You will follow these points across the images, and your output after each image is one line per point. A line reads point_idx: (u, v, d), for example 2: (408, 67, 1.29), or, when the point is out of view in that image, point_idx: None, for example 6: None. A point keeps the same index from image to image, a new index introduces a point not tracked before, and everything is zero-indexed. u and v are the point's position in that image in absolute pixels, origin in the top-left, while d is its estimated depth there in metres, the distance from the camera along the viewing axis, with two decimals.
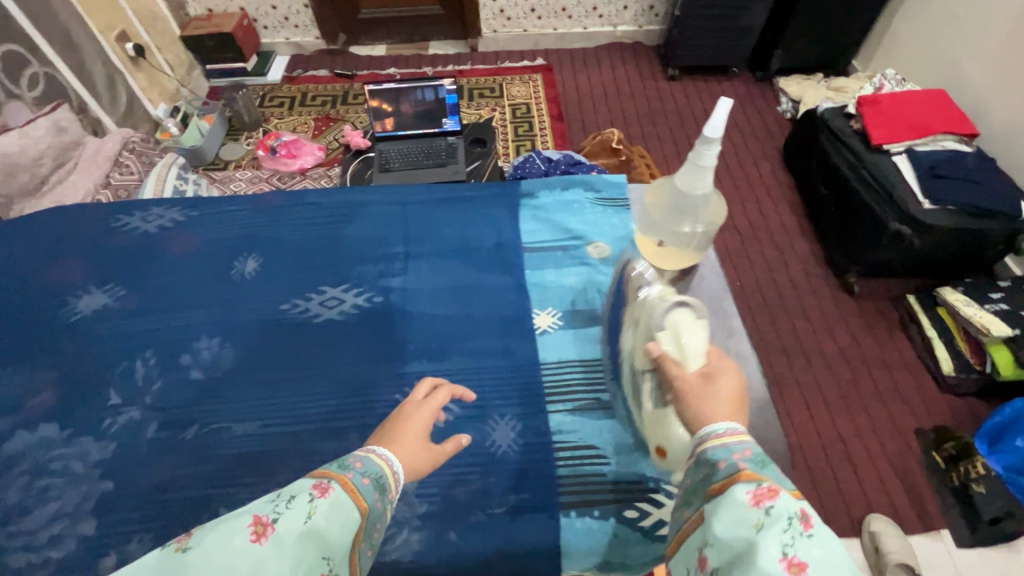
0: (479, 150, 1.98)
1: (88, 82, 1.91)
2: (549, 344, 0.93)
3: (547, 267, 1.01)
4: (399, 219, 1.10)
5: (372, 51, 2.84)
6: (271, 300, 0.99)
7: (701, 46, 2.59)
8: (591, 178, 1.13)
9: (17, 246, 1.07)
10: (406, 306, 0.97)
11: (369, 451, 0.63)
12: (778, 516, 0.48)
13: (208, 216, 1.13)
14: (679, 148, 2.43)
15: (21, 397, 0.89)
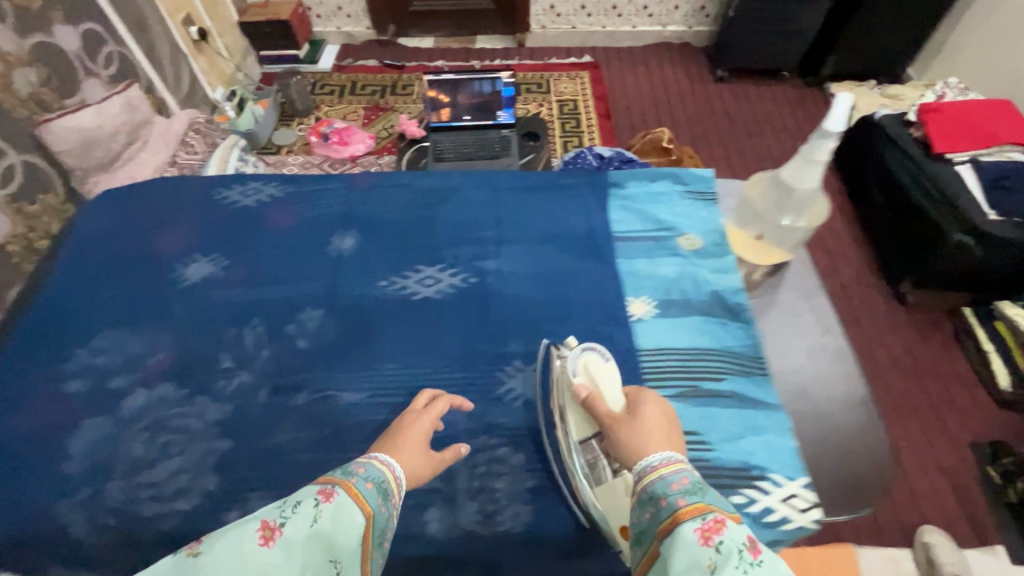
0: (532, 144, 1.99)
1: (157, 64, 1.97)
2: (646, 330, 0.91)
3: (638, 256, 1.01)
4: (491, 203, 1.12)
5: (420, 43, 2.87)
6: (371, 277, 1.01)
7: (755, 49, 2.56)
8: (678, 170, 1.13)
9: (129, 216, 1.13)
10: (501, 288, 0.99)
11: (372, 457, 0.67)
12: (728, 550, 0.48)
13: (305, 193, 1.15)
14: (733, 150, 2.40)
15: (140, 356, 0.93)
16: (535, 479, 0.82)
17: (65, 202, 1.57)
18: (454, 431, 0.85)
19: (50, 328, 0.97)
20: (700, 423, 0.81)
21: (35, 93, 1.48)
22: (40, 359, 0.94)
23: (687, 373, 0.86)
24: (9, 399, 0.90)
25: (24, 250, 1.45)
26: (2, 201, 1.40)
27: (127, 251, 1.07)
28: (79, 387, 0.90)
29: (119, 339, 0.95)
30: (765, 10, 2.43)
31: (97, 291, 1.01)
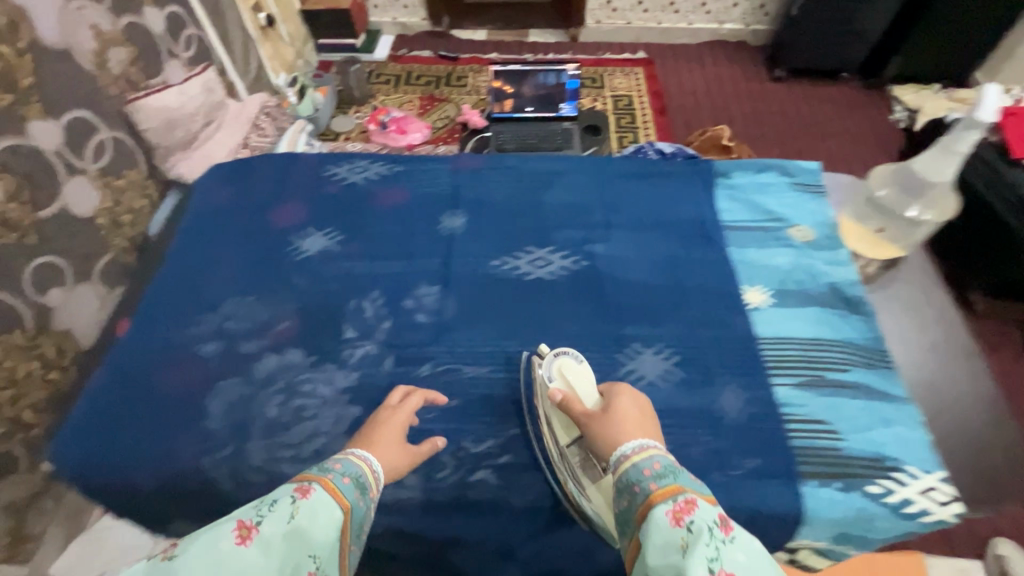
0: (594, 137, 1.98)
1: (229, 48, 2.02)
2: (765, 319, 0.93)
3: (749, 246, 1.03)
4: (597, 188, 1.13)
5: (473, 35, 2.88)
6: (485, 257, 1.03)
7: (816, 48, 2.51)
8: (784, 162, 1.14)
9: (244, 190, 1.16)
10: (613, 273, 1.00)
11: (350, 453, 0.72)
12: (699, 529, 0.55)
13: (411, 171, 1.18)
14: (795, 149, 2.36)
15: (268, 323, 0.96)
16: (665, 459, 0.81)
17: (147, 179, 1.61)
18: None
19: (179, 293, 1.01)
20: (828, 412, 0.83)
21: (126, 71, 1.53)
22: (172, 322, 0.97)
23: (809, 364, 0.88)
24: (145, 358, 0.93)
25: (111, 223, 1.49)
26: (94, 175, 1.44)
27: (244, 223, 1.10)
28: (214, 349, 0.93)
29: (246, 305, 0.98)
30: (828, 8, 2.36)
31: (221, 259, 1.05)
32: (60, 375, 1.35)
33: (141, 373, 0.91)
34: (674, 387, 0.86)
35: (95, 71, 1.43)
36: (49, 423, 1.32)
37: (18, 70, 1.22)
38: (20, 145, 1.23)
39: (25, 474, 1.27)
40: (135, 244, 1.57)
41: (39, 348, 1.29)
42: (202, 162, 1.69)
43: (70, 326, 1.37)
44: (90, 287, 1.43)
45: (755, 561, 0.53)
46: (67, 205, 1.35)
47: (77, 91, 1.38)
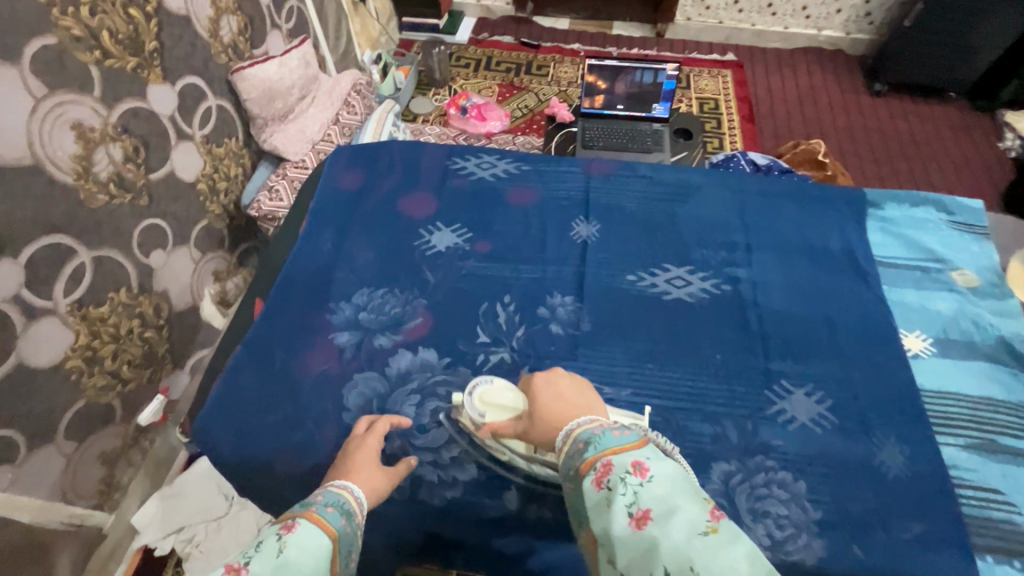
0: (684, 141, 1.93)
1: (323, 21, 2.02)
2: (925, 368, 0.91)
3: (907, 287, 1.01)
4: (737, 207, 1.10)
5: (555, 24, 2.80)
6: (620, 271, 1.01)
7: (926, 62, 2.33)
8: (941, 198, 1.13)
9: (369, 175, 1.16)
10: (757, 300, 0.97)
11: (331, 484, 0.69)
12: (614, 483, 0.59)
13: (540, 171, 1.17)
14: (900, 170, 2.23)
15: (400, 318, 0.95)
16: (823, 512, 0.76)
17: (242, 148, 1.63)
18: (723, 446, 0.81)
19: (310, 277, 1.01)
20: (1003, 480, 0.81)
21: (234, 40, 1.53)
22: (306, 305, 0.97)
23: (977, 425, 0.86)
24: (278, 339, 0.93)
25: (209, 189, 1.52)
26: (199, 142, 1.46)
27: (372, 210, 1.10)
28: (348, 340, 0.93)
29: (379, 296, 0.98)
30: (948, 21, 2.19)
31: (354, 246, 1.05)
32: (154, 335, 1.39)
33: (275, 353, 0.92)
34: (830, 434, 0.83)
35: (209, 39, 1.44)
36: (142, 378, 1.37)
37: (145, 34, 1.24)
38: (140, 108, 1.25)
39: (119, 426, 1.32)
40: (227, 212, 1.61)
41: (140, 307, 1.33)
42: (297, 135, 1.69)
43: (166, 287, 1.41)
44: (185, 251, 1.47)
45: (667, 492, 0.56)
46: (173, 168, 1.38)
47: (191, 58, 1.39)
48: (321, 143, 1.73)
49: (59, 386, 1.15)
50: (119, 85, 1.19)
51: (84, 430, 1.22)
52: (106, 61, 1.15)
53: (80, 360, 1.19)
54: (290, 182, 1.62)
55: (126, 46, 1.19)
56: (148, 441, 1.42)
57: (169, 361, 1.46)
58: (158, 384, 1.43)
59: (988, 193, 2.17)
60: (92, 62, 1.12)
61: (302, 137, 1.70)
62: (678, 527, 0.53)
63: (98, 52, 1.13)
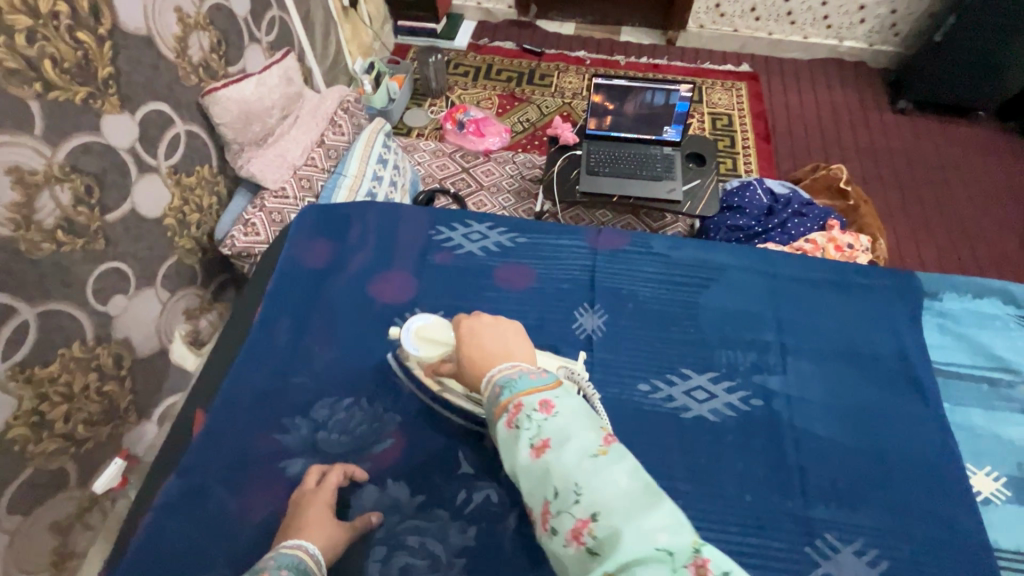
0: (696, 167, 1.79)
1: (310, 31, 1.87)
2: (1001, 517, 0.81)
3: (973, 407, 0.92)
4: (764, 297, 1.00)
5: (560, 28, 2.64)
6: (629, 377, 0.90)
7: (954, 81, 2.17)
8: (1007, 288, 1.05)
9: (348, 248, 1.07)
10: (793, 421, 0.86)
11: (283, 545, 0.67)
12: (521, 421, 0.62)
13: (538, 246, 1.06)
14: (927, 201, 2.07)
15: (366, 440, 0.84)
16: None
17: (216, 175, 1.50)
18: None
19: (274, 380, 0.90)
20: None
21: (205, 59, 1.40)
22: (262, 418, 0.86)
23: None
24: (225, 468, 0.81)
25: (178, 223, 1.38)
26: (166, 173, 1.33)
27: (347, 294, 1.00)
28: (303, 467, 0.81)
29: (342, 410, 0.87)
30: (980, 37, 2.04)
31: (320, 343, 0.94)
32: (115, 387, 1.27)
33: (217, 484, 0.80)
34: None
35: (175, 59, 1.30)
36: (100, 437, 1.25)
37: (97, 60, 1.10)
38: (93, 142, 1.12)
39: (75, 490, 1.20)
40: (199, 246, 1.48)
41: (96, 359, 1.20)
42: (277, 161, 1.55)
43: (129, 333, 1.29)
44: (151, 292, 1.34)
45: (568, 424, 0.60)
46: (134, 205, 1.25)
47: (153, 82, 1.25)
48: (303, 169, 1.58)
49: (1, 459, 1.03)
50: (67, 120, 1.05)
51: (30, 502, 1.10)
52: (50, 93, 1.01)
53: (25, 427, 1.07)
54: (268, 214, 1.48)
55: (75, 74, 1.06)
56: (109, 503, 1.30)
57: (132, 415, 1.34)
58: (121, 442, 1.31)
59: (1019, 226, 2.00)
60: (31, 96, 0.98)
61: (283, 163, 1.55)
62: (570, 452, 0.58)
63: (38, 84, 0.99)
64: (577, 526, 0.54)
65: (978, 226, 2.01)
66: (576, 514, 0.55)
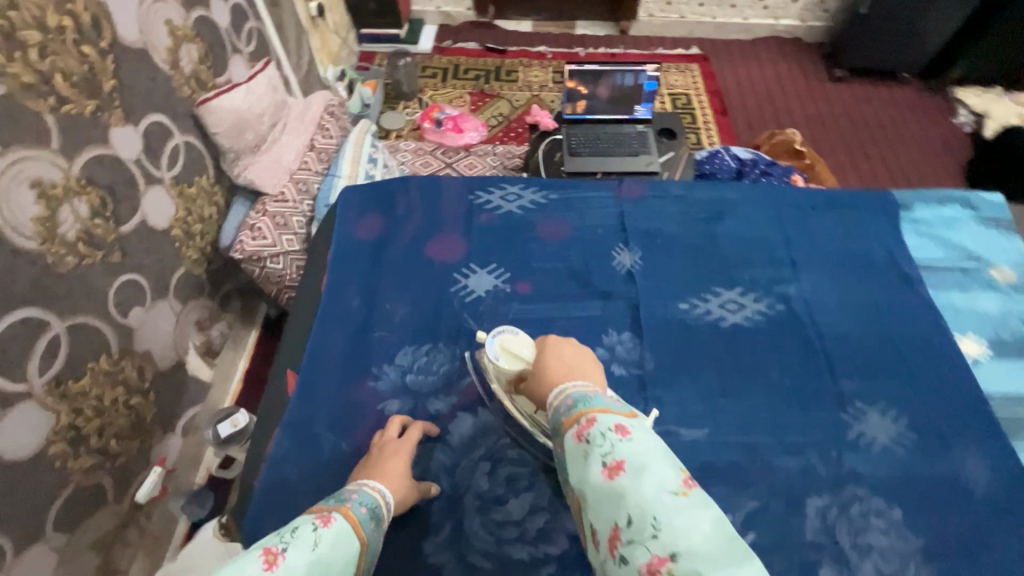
0: (669, 141, 1.93)
1: (284, 41, 1.90)
2: (988, 374, 0.94)
3: (953, 290, 1.04)
4: (773, 223, 1.12)
5: (518, 27, 2.75)
6: (669, 300, 1.01)
7: (881, 48, 2.41)
8: (965, 195, 1.17)
9: (392, 220, 1.13)
10: (814, 319, 0.98)
11: (364, 485, 0.72)
12: (594, 438, 0.60)
13: (567, 200, 1.15)
14: (873, 154, 2.30)
15: (450, 378, 0.93)
16: (923, 538, 0.77)
17: (214, 185, 1.51)
18: (811, 480, 0.82)
19: (353, 343, 0.97)
20: None
21: (195, 70, 1.41)
22: (350, 374, 0.93)
23: None
24: (330, 418, 0.89)
25: (183, 234, 1.39)
26: (169, 185, 1.34)
27: (403, 258, 1.07)
28: (400, 408, 0.90)
29: (424, 354, 0.96)
30: (899, 7, 2.27)
31: (387, 303, 1.01)
32: (141, 400, 1.27)
33: (322, 435, 0.88)
34: (911, 451, 0.84)
35: (169, 71, 1.32)
36: (131, 451, 1.24)
37: (101, 73, 1.12)
38: (103, 154, 1.13)
39: (112, 506, 1.19)
40: (204, 255, 1.48)
41: (122, 372, 1.20)
42: (273, 167, 1.57)
43: (148, 346, 1.29)
44: (165, 304, 1.34)
45: (647, 452, 0.57)
46: (144, 217, 1.26)
47: (152, 94, 1.27)
48: (299, 172, 1.61)
49: (45, 477, 1.02)
50: (79, 133, 1.07)
51: (74, 518, 1.10)
52: (63, 107, 1.03)
53: (63, 443, 1.06)
54: (272, 218, 1.51)
55: (82, 88, 1.07)
56: (145, 517, 1.30)
57: (159, 427, 1.33)
58: (151, 456, 1.30)
59: (951, 167, 2.26)
60: (46, 110, 0.99)
61: (278, 169, 1.58)
62: (648, 483, 0.54)
63: (52, 98, 1.01)
64: (653, 562, 0.50)
65: (918, 172, 2.25)
66: (652, 549, 0.50)
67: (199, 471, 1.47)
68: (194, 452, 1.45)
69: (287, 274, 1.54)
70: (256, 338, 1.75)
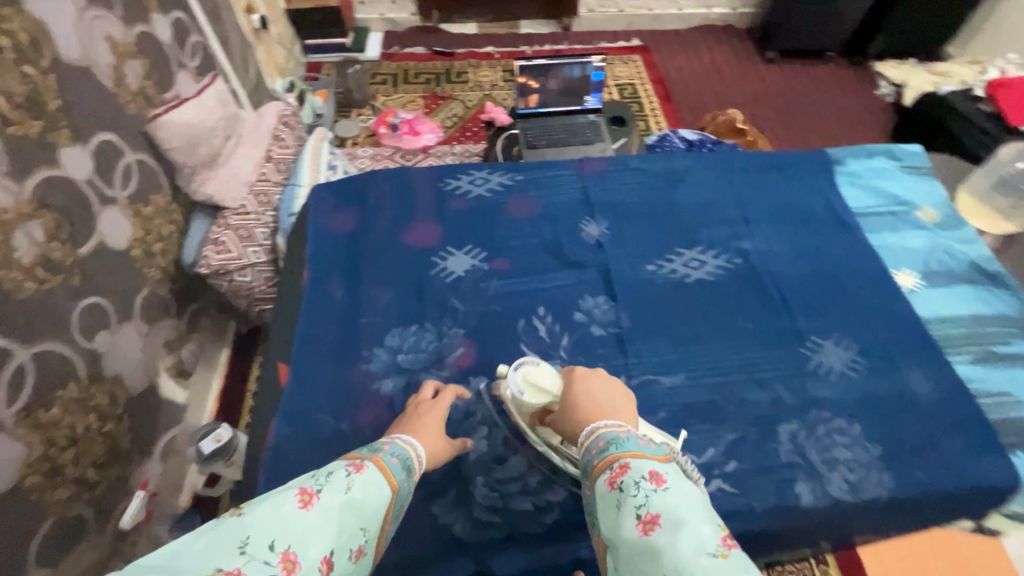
0: (619, 128, 1.99)
1: (229, 54, 1.87)
2: (923, 301, 1.03)
3: (886, 230, 1.14)
4: (725, 185, 1.20)
5: (463, 29, 2.79)
6: (637, 263, 1.07)
7: (806, 29, 2.58)
8: (889, 148, 1.28)
9: (365, 213, 1.15)
10: (769, 268, 1.06)
11: (396, 438, 0.75)
12: (628, 486, 0.60)
13: (532, 181, 1.20)
14: (808, 126, 2.45)
15: (440, 353, 0.96)
16: (882, 447, 0.85)
17: (171, 203, 1.48)
18: (780, 409, 0.89)
19: (339, 333, 0.99)
20: (1010, 384, 0.93)
21: (141, 87, 1.39)
22: (339, 362, 0.95)
23: (974, 341, 0.98)
24: (325, 403, 0.91)
25: (144, 254, 1.36)
26: (125, 204, 1.30)
27: (378, 248, 1.09)
28: (394, 385, 0.92)
29: (412, 334, 0.98)
30: None
31: (368, 290, 1.03)
32: (115, 427, 1.23)
33: (320, 419, 0.89)
34: (864, 373, 0.93)
35: (114, 88, 1.29)
36: (109, 479, 1.21)
37: (45, 92, 1.09)
38: (54, 176, 1.10)
39: (94, 537, 1.16)
40: (168, 274, 1.45)
41: (93, 399, 1.16)
42: (231, 180, 1.55)
43: (118, 370, 1.25)
44: (132, 327, 1.31)
45: (682, 505, 0.57)
46: (102, 238, 1.23)
47: (100, 112, 1.24)
48: (259, 184, 1.59)
49: (22, 511, 0.99)
50: (27, 155, 1.03)
51: (57, 551, 1.06)
52: (7, 128, 1.00)
53: (38, 474, 1.02)
54: (236, 231, 1.49)
55: (27, 108, 1.04)
56: (130, 545, 1.26)
57: (136, 453, 1.30)
58: (131, 481, 1.27)
59: (877, 133, 2.45)
60: None
61: (237, 181, 1.56)
62: (684, 540, 0.53)
63: None
64: None
65: (849, 139, 2.42)
66: None
67: (183, 494, 1.45)
68: (176, 475, 1.43)
69: (256, 285, 1.53)
70: (228, 356, 1.72)
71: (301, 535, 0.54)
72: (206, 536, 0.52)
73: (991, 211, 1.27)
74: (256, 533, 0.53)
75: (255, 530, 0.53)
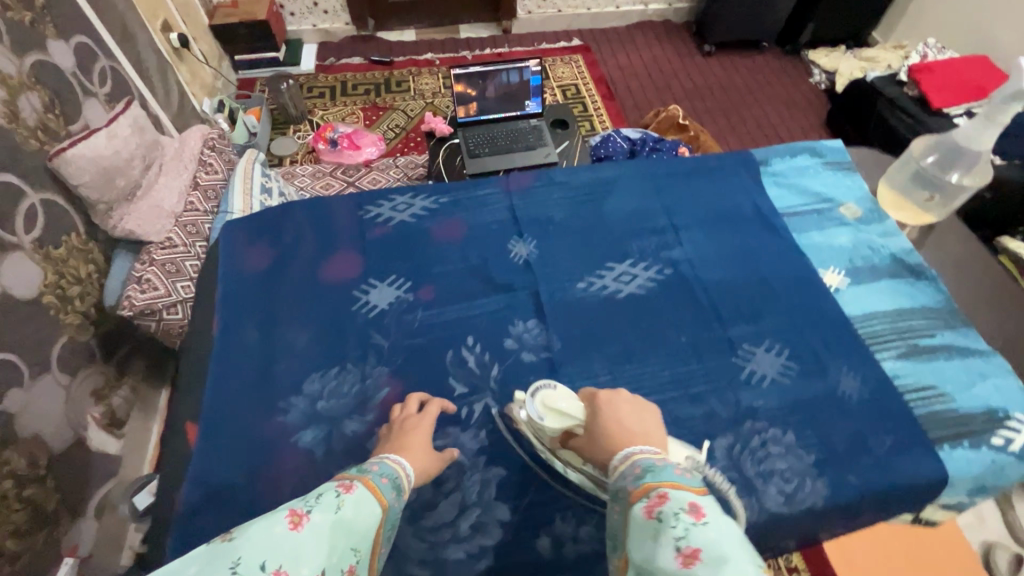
0: (562, 132, 1.99)
1: (146, 77, 1.77)
2: (848, 299, 1.05)
3: (812, 230, 1.16)
4: (653, 193, 1.19)
5: (402, 36, 2.73)
6: (568, 281, 1.05)
7: (739, 21, 2.63)
8: (812, 145, 1.31)
9: (284, 249, 1.10)
10: (697, 275, 1.07)
11: (386, 457, 0.71)
12: (667, 516, 0.52)
13: (459, 202, 1.17)
14: (746, 117, 2.50)
15: (366, 395, 0.91)
16: (815, 453, 0.86)
17: (87, 242, 1.38)
18: (715, 423, 0.89)
19: (256, 383, 0.94)
20: (933, 377, 0.95)
21: (42, 120, 1.28)
22: (259, 412, 0.90)
23: (897, 336, 1.00)
24: (246, 460, 0.86)
25: (59, 300, 1.27)
26: (31, 249, 1.21)
27: (298, 286, 1.04)
28: (315, 437, 0.87)
29: (333, 378, 0.93)
30: None
31: (287, 333, 0.99)
32: (38, 490, 1.14)
33: (239, 478, 0.84)
34: (794, 378, 0.94)
35: (8, 125, 1.19)
36: (35, 547, 1.12)
37: None
38: None
39: None
40: (89, 319, 1.36)
41: (8, 464, 1.07)
42: (153, 213, 1.46)
43: (37, 430, 1.16)
44: (50, 379, 1.22)
45: (726, 538, 0.49)
46: (6, 289, 1.13)
47: None
48: (185, 215, 1.50)
49: None
50: None
51: None
52: None
53: None
54: (161, 266, 1.40)
55: None
56: None
57: (65, 515, 1.21)
58: (60, 547, 1.19)
59: (812, 121, 2.51)
60: None
61: (159, 214, 1.47)
62: None
63: None
64: None
65: (786, 128, 2.47)
66: None
67: (125, 553, 1.35)
68: (116, 532, 1.35)
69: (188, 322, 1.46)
70: (167, 398, 1.61)
71: (292, 555, 0.50)
72: (198, 562, 0.49)
73: (908, 202, 1.30)
74: (246, 558, 0.48)
75: (246, 553, 0.49)
